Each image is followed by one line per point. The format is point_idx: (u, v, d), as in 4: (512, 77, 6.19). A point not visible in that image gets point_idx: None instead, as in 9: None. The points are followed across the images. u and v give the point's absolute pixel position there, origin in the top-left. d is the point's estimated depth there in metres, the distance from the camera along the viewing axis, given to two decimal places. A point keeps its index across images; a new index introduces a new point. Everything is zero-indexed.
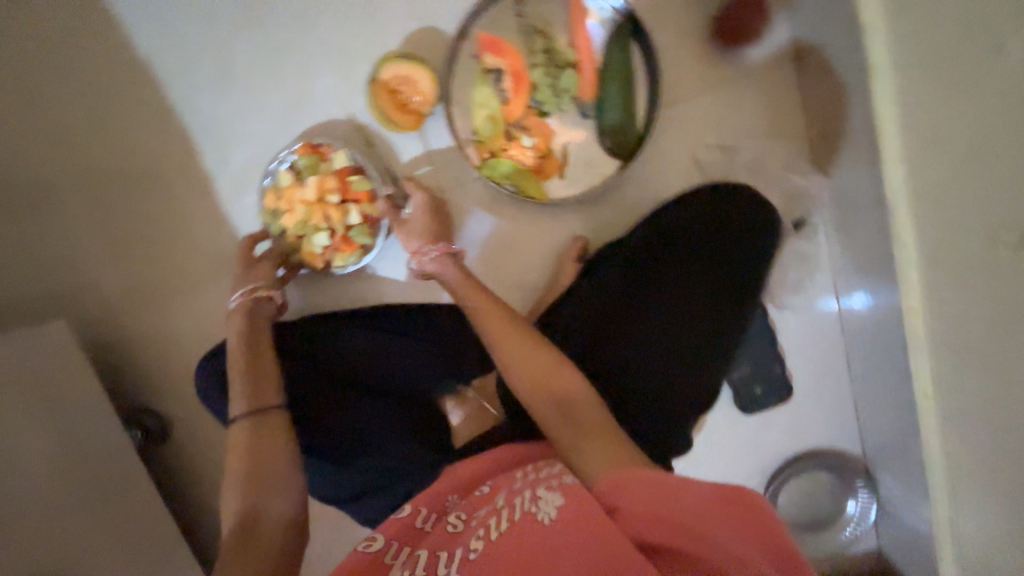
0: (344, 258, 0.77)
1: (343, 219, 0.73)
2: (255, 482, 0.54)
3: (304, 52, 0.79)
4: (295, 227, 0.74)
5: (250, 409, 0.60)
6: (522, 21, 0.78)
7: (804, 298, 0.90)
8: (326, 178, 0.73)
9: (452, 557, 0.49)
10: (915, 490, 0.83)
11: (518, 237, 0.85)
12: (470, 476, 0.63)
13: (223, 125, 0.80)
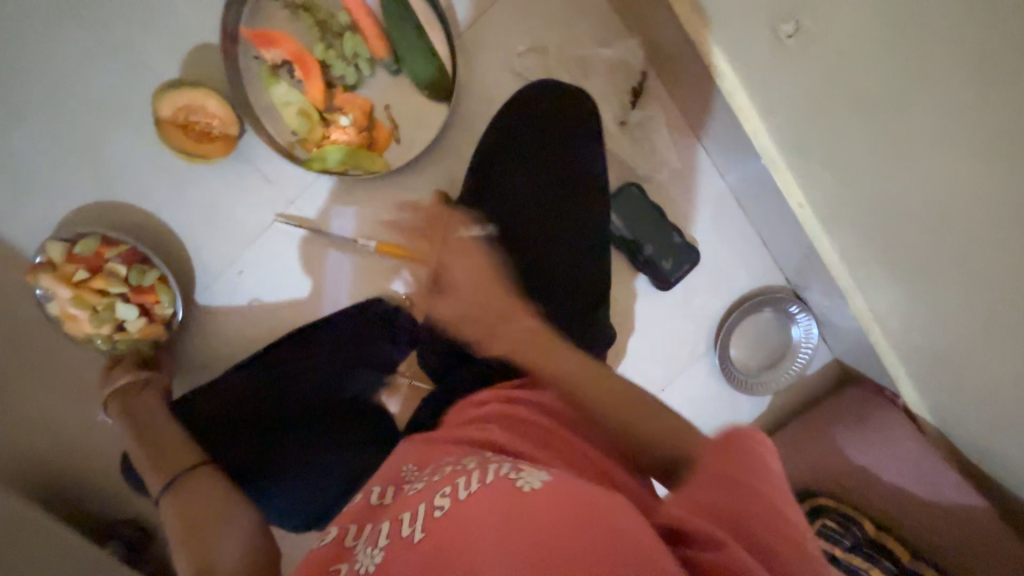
0: (160, 302, 0.77)
1: (111, 278, 0.74)
2: (188, 533, 0.60)
3: (87, 121, 0.77)
4: (92, 324, 0.75)
5: (164, 480, 0.67)
6: (285, 4, 0.76)
7: (673, 161, 0.90)
8: (62, 271, 0.73)
9: (416, 516, 0.41)
10: (835, 293, 0.87)
11: (381, 214, 0.85)
12: (437, 451, 0.53)
13: (41, 226, 0.78)
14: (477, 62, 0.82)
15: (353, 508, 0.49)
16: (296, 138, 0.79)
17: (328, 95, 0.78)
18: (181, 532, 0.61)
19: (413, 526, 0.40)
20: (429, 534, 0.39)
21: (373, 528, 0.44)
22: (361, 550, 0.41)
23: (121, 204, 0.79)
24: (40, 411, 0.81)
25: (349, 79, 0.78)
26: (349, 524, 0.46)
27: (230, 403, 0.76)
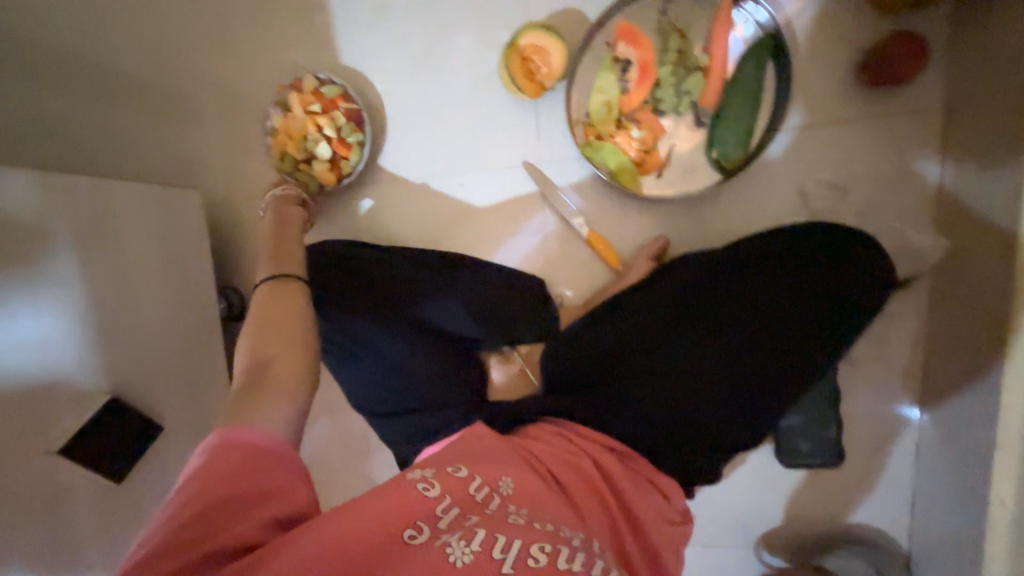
0: (348, 159, 0.90)
1: (330, 121, 0.88)
2: (259, 331, 0.58)
3: (455, 12, 0.90)
4: (297, 146, 0.89)
5: (271, 271, 0.66)
6: (664, 19, 0.80)
7: (886, 364, 0.83)
8: (304, 98, 0.89)
9: (511, 548, 0.48)
10: None
11: (598, 220, 0.90)
12: (532, 489, 0.61)
13: (369, 64, 0.94)
14: (773, 163, 0.82)
15: (454, 483, 0.57)
16: (586, 120, 0.85)
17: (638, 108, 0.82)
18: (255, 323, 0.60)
19: (506, 553, 0.47)
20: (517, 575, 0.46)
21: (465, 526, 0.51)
22: (456, 539, 0.48)
23: (428, 85, 0.93)
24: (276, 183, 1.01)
25: (662, 107, 0.82)
26: (445, 498, 0.54)
27: (368, 279, 0.88)
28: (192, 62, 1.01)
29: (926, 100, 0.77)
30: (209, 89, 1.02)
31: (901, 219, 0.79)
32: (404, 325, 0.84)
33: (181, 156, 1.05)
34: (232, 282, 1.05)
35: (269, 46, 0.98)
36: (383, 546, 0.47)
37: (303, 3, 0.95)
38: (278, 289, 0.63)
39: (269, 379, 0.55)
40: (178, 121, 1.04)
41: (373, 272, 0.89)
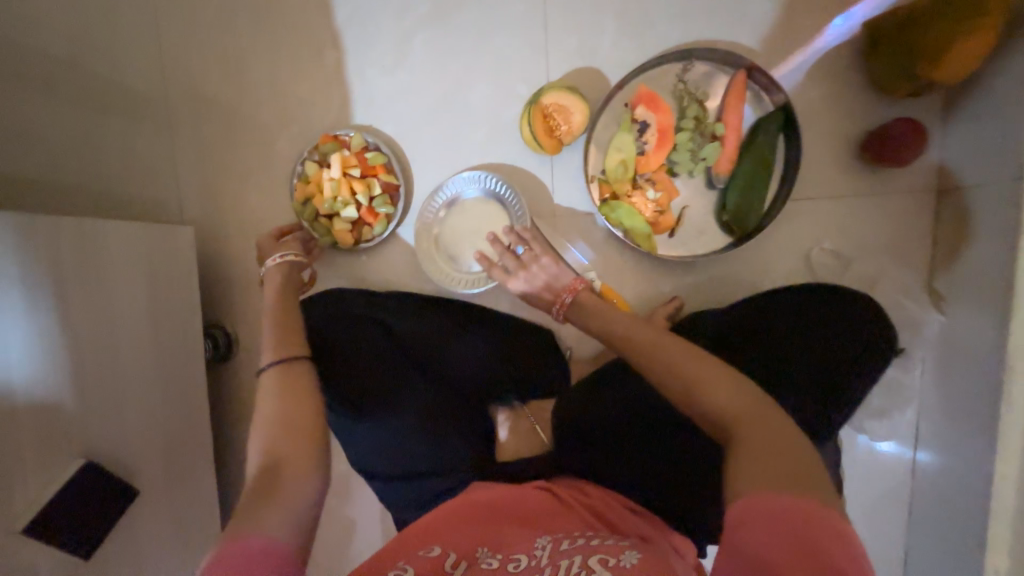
0: (372, 228, 0.90)
1: (367, 191, 0.88)
2: (274, 431, 0.55)
3: (473, 62, 0.90)
4: (326, 202, 0.88)
5: (278, 356, 0.62)
6: (681, 86, 0.83)
7: (885, 428, 0.86)
8: (348, 158, 0.88)
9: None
10: None
11: (610, 277, 0.90)
12: (502, 525, 0.64)
13: (383, 106, 0.93)
14: (781, 229, 0.85)
15: (428, 564, 0.56)
16: (602, 177, 0.86)
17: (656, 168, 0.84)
18: (267, 418, 0.57)
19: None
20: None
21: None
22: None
23: (442, 130, 0.92)
24: (275, 219, 0.97)
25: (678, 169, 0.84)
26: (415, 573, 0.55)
27: (349, 335, 0.85)
28: (189, 90, 0.97)
29: (922, 178, 0.82)
30: (208, 117, 0.97)
31: (898, 289, 0.83)
32: (409, 376, 0.84)
33: (170, 185, 0.99)
34: (222, 319, 0.99)
35: (274, 78, 0.94)
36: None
37: (314, 38, 0.93)
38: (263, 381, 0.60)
39: (282, 480, 0.52)
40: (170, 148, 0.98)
41: (356, 324, 0.87)
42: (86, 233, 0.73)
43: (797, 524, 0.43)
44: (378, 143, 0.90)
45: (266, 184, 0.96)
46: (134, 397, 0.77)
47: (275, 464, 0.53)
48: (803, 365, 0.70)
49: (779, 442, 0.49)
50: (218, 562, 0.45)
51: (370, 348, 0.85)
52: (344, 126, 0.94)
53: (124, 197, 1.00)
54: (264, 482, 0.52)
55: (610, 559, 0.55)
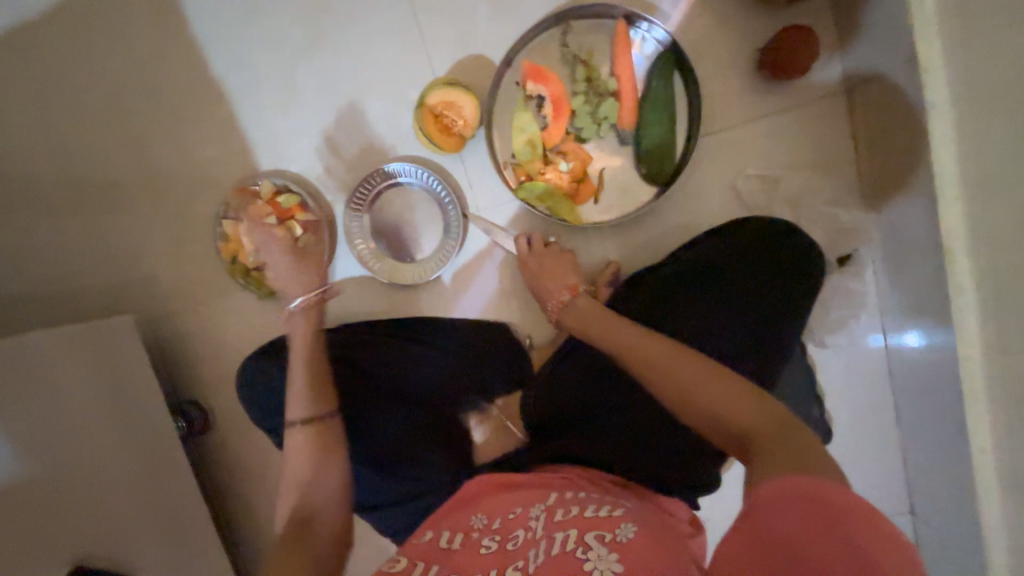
0: (304, 269, 0.90)
1: (288, 234, 0.87)
2: (306, 487, 0.68)
3: (358, 78, 0.88)
4: (251, 256, 0.87)
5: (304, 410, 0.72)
6: (565, 50, 0.80)
7: (848, 337, 0.86)
8: (261, 207, 0.87)
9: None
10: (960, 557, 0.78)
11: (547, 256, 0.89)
12: (501, 502, 0.65)
13: (282, 144, 0.91)
14: (701, 167, 0.83)
15: (422, 549, 0.60)
16: (513, 161, 0.85)
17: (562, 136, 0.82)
18: (297, 473, 0.69)
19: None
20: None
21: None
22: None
23: (347, 154, 0.90)
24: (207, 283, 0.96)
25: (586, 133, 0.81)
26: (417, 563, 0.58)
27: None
28: (82, 175, 0.93)
29: (828, 81, 0.79)
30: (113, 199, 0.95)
31: (829, 198, 0.81)
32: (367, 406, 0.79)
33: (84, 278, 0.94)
34: (187, 395, 0.98)
35: (169, 144, 0.92)
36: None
37: (198, 94, 0.91)
38: (292, 446, 0.71)
39: (313, 528, 0.65)
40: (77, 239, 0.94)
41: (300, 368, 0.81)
42: (14, 348, 0.72)
43: (827, 508, 0.42)
44: (287, 185, 0.89)
45: (189, 252, 0.94)
46: (109, 492, 0.78)
47: (308, 517, 0.66)
48: (748, 293, 0.69)
49: (793, 447, 0.48)
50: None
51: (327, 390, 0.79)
52: (251, 174, 0.92)
53: (40, 301, 0.95)
54: (296, 531, 0.64)
55: (609, 533, 0.55)
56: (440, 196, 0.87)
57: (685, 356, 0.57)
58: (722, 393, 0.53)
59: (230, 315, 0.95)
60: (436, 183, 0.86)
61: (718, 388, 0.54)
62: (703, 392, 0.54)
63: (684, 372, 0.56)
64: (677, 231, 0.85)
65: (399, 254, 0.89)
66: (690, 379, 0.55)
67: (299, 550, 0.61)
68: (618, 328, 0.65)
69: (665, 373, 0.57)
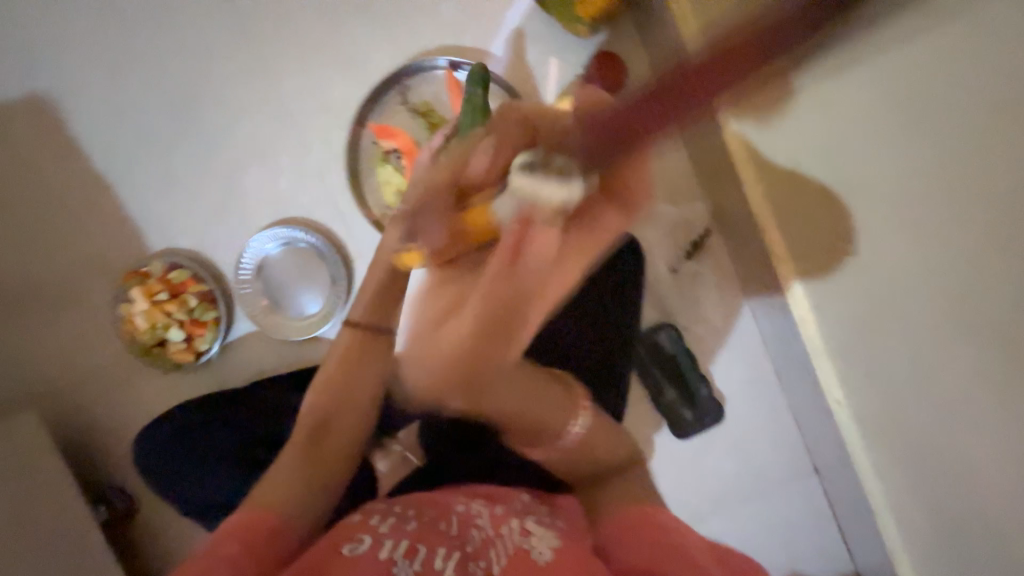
0: (203, 337, 0.92)
1: (183, 306, 0.90)
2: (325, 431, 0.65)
3: (230, 152, 0.95)
4: (149, 333, 0.90)
5: (369, 321, 0.71)
6: (408, 106, 0.89)
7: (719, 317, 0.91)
8: (152, 285, 0.90)
9: (451, 557, 0.54)
10: (851, 498, 0.83)
11: None
12: (445, 495, 0.66)
13: (168, 222, 0.96)
14: None
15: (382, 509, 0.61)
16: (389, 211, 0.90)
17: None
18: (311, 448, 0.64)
19: (448, 562, 0.54)
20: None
21: (407, 541, 0.55)
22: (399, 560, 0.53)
23: (233, 222, 0.95)
24: (111, 366, 0.97)
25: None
26: (377, 512, 0.59)
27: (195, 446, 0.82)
28: None
29: None
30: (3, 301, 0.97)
31: (670, 191, 0.88)
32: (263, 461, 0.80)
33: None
34: (110, 480, 0.98)
35: (63, 241, 0.96)
36: (332, 554, 0.53)
37: (85, 191, 0.96)
38: (346, 346, 0.70)
39: (325, 441, 0.65)
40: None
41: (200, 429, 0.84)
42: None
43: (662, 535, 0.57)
44: (178, 259, 0.93)
45: (93, 338, 0.97)
46: None
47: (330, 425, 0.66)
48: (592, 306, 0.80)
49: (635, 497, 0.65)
50: (249, 521, 0.55)
51: (215, 449, 0.81)
52: (144, 255, 0.96)
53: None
54: (314, 441, 0.65)
55: (543, 519, 0.62)
56: (320, 249, 0.92)
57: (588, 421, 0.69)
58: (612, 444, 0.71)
59: (139, 393, 0.97)
60: (310, 238, 0.91)
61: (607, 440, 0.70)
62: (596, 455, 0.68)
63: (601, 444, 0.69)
64: None
65: (290, 311, 0.93)
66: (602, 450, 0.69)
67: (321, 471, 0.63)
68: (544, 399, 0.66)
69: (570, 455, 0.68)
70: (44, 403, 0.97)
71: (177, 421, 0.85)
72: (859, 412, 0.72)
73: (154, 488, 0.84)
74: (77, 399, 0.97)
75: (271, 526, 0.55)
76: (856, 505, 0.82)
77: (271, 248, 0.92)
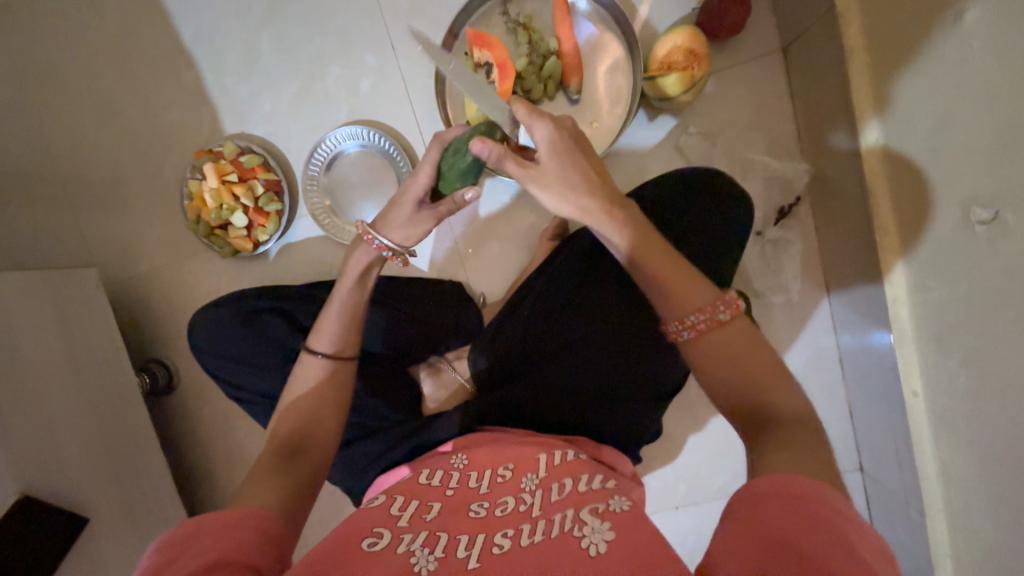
0: (265, 228, 0.92)
1: (249, 192, 0.90)
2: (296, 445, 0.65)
3: (315, 43, 0.92)
4: (213, 213, 0.90)
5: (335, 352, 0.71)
6: (507, 18, 0.84)
7: (789, 292, 0.87)
8: (223, 165, 0.89)
9: (474, 544, 0.53)
10: (900, 495, 0.79)
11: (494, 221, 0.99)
12: (490, 458, 0.68)
13: (244, 106, 0.95)
14: (644, 124, 0.85)
15: (408, 486, 0.65)
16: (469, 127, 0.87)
17: (679, 58, 0.76)
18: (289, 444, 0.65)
19: (470, 551, 0.52)
20: (484, 564, 0.50)
21: (428, 532, 0.55)
22: (420, 549, 0.52)
23: (308, 117, 0.94)
24: (170, 241, 0.98)
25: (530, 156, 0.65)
26: (397, 497, 0.62)
27: (255, 333, 0.83)
28: (57, 138, 0.97)
29: (761, 41, 0.82)
30: (76, 161, 0.98)
31: (765, 151, 0.83)
32: None
33: (58, 236, 0.99)
34: (154, 353, 1.01)
35: (140, 109, 0.96)
36: (349, 548, 0.53)
37: (166, 62, 0.95)
38: (301, 375, 0.70)
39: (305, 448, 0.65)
40: (52, 198, 0.98)
41: (259, 320, 0.84)
42: None
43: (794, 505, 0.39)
44: (250, 146, 0.93)
45: (157, 213, 0.98)
46: (67, 433, 0.80)
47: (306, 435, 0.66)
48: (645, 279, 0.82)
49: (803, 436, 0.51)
50: (239, 519, 0.52)
51: (273, 339, 0.83)
52: (217, 137, 0.96)
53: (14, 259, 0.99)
54: (288, 451, 0.64)
55: (601, 506, 0.54)
56: (393, 156, 0.90)
57: (732, 332, 0.56)
58: (770, 380, 0.55)
59: (194, 273, 0.98)
60: (385, 142, 0.89)
61: (767, 369, 0.55)
62: (741, 370, 0.55)
63: (747, 360, 0.55)
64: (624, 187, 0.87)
65: (352, 214, 0.92)
66: (740, 367, 0.55)
67: (297, 472, 0.63)
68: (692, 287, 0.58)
69: (707, 352, 0.56)
70: (103, 267, 0.99)
71: (237, 306, 0.85)
72: (940, 401, 0.68)
73: (207, 367, 0.86)
74: (134, 268, 0.98)
75: (236, 515, 0.53)
76: (904, 501, 0.79)
77: (348, 146, 0.90)
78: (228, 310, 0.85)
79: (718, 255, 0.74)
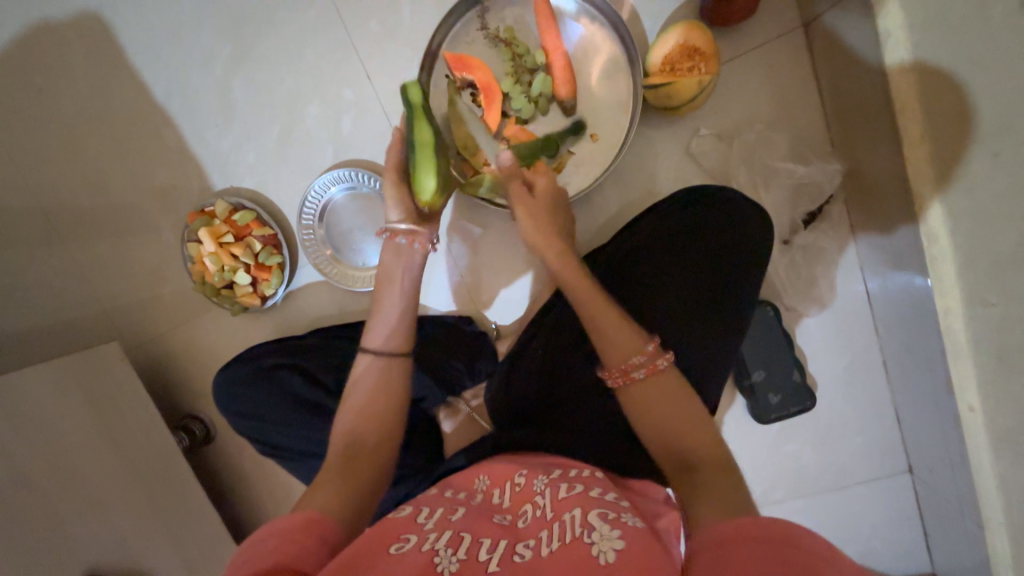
0: (269, 282, 0.89)
1: (247, 250, 0.86)
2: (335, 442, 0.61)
3: (292, 84, 0.88)
4: (216, 276, 0.87)
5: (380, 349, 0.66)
6: (487, 33, 0.77)
7: (822, 302, 0.82)
8: (217, 226, 0.86)
9: (496, 548, 0.50)
10: (948, 501, 0.75)
11: (499, 249, 0.95)
12: (510, 468, 0.63)
13: (229, 159, 0.92)
14: (650, 133, 0.79)
15: (431, 498, 0.59)
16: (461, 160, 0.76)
17: (682, 61, 0.69)
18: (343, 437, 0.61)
19: (493, 554, 0.49)
20: (502, 571, 0.47)
21: (452, 532, 0.51)
22: (444, 548, 0.48)
23: (295, 162, 0.90)
24: (182, 302, 0.99)
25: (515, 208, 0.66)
26: (424, 508, 0.56)
27: (273, 390, 0.81)
28: (52, 212, 0.97)
29: (769, 33, 0.76)
30: (74, 232, 0.97)
31: (785, 150, 0.77)
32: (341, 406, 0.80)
33: (74, 310, 1.00)
34: (187, 409, 1.03)
35: (128, 173, 0.95)
36: (377, 551, 0.48)
37: (146, 123, 0.93)
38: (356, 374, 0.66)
39: (362, 456, 0.60)
40: (62, 274, 0.99)
41: (275, 374, 0.82)
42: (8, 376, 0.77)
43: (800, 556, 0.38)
44: (242, 201, 0.89)
45: (166, 276, 0.98)
46: (120, 501, 0.84)
47: (355, 440, 0.61)
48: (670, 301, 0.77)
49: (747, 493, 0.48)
50: (303, 523, 0.49)
51: (292, 395, 0.81)
52: (207, 193, 0.93)
53: (35, 340, 1.00)
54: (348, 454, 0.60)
55: (610, 512, 0.51)
56: (387, 198, 0.86)
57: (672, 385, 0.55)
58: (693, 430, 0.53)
59: (209, 331, 0.99)
60: (376, 182, 0.84)
61: (695, 414, 0.53)
62: (659, 413, 0.54)
63: (667, 414, 0.54)
64: (634, 203, 0.81)
65: (353, 260, 0.88)
66: (668, 411, 0.54)
67: (354, 470, 0.58)
68: (624, 337, 0.57)
69: (634, 404, 0.56)
70: (120, 333, 1.00)
71: (255, 361, 0.83)
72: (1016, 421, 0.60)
73: (235, 426, 0.83)
74: (151, 331, 1.00)
75: (299, 521, 0.50)
76: (954, 507, 0.74)
77: (335, 191, 0.86)
78: (247, 367, 0.83)
79: (745, 277, 0.68)
